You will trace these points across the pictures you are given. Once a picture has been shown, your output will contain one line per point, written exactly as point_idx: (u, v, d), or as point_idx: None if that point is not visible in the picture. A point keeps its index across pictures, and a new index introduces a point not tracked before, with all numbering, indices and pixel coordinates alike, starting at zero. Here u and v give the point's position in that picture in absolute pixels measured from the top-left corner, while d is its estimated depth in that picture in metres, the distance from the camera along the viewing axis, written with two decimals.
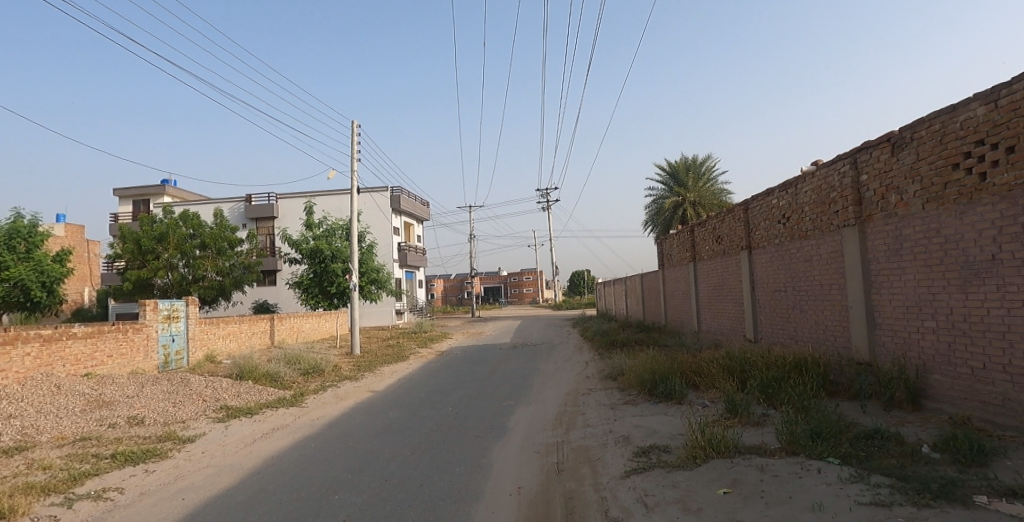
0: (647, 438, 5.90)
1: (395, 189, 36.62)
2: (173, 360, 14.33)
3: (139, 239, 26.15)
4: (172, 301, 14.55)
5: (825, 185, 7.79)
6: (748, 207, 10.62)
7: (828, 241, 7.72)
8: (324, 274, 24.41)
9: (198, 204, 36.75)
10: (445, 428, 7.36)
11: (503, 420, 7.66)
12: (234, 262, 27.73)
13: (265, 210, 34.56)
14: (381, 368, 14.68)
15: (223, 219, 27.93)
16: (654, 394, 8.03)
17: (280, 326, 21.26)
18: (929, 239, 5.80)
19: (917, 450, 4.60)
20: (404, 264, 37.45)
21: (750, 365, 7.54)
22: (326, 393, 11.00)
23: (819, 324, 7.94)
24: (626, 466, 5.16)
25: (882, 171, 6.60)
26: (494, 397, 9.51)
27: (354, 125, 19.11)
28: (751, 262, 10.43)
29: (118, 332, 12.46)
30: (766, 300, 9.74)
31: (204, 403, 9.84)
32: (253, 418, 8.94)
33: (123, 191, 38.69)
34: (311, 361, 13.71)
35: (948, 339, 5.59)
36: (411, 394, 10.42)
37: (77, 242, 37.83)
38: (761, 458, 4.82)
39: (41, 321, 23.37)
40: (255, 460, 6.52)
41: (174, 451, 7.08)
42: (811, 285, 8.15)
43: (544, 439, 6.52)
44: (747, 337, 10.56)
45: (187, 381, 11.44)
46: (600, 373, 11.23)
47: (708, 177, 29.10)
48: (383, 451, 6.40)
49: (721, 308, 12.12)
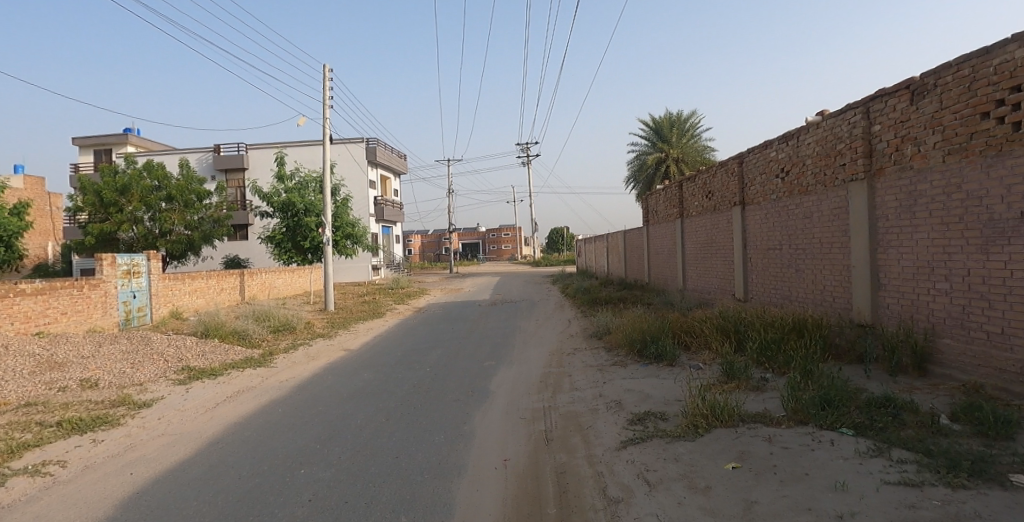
0: (640, 404, 5.52)
1: (371, 140, 35.18)
2: (135, 318, 13.54)
3: (100, 191, 24.64)
4: (132, 256, 13.64)
5: (831, 136, 7.26)
6: (743, 160, 10.11)
7: (830, 197, 7.28)
8: (298, 228, 23.51)
9: (163, 154, 34.88)
10: (422, 391, 6.91)
11: (485, 382, 7.23)
12: (202, 216, 26.54)
13: (234, 160, 32.94)
14: (356, 325, 14.16)
15: (190, 170, 26.43)
16: (644, 355, 7.66)
17: (250, 282, 20.43)
18: (948, 195, 5.38)
19: (933, 421, 4.34)
20: (381, 218, 36.40)
21: (746, 325, 7.19)
22: (298, 353, 10.47)
23: (816, 283, 7.60)
24: (621, 435, 4.78)
25: (897, 121, 6.08)
26: (474, 357, 9.06)
27: (325, 68, 17.86)
28: (744, 219, 10.00)
29: (73, 289, 11.59)
30: (759, 258, 9.37)
31: (166, 364, 9.21)
32: (217, 380, 8.38)
33: (82, 140, 36.50)
34: (281, 318, 13.09)
35: (962, 302, 5.26)
36: (387, 353, 9.93)
37: (36, 194, 35.76)
38: (768, 428, 4.49)
39: None
40: (215, 429, 5.99)
41: (127, 418, 6.50)
42: (810, 243, 7.77)
43: (529, 403, 6.12)
44: (736, 296, 10.27)
45: (148, 340, 10.73)
46: (584, 332, 10.89)
47: (692, 134, 28.47)
48: (356, 417, 5.93)
49: (708, 267, 11.80)
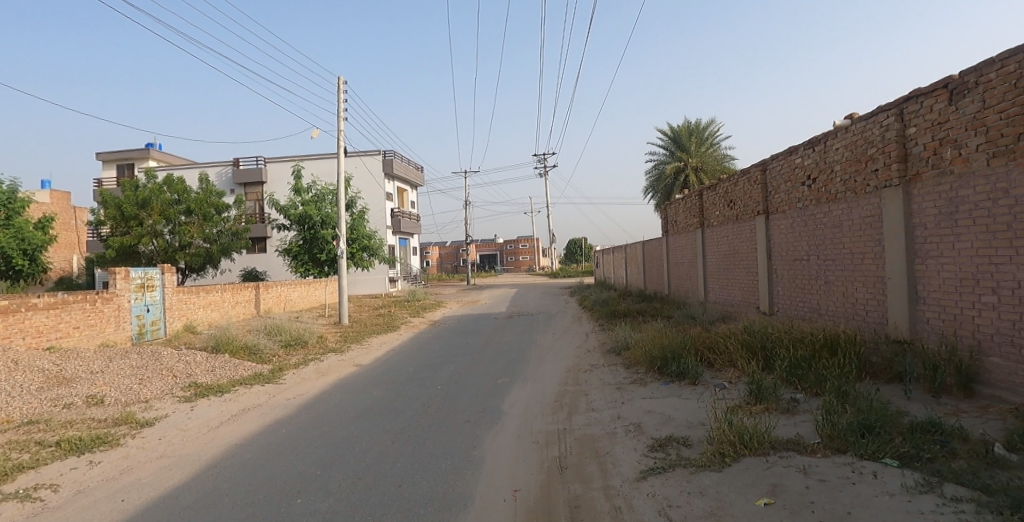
0: (661, 428, 5.16)
1: (387, 153, 35.31)
2: (148, 331, 13.52)
3: (121, 205, 24.99)
4: (146, 269, 13.67)
5: (861, 141, 6.87)
6: (766, 167, 9.71)
7: (862, 205, 6.87)
8: (314, 241, 23.54)
9: (183, 168, 35.43)
10: (431, 410, 6.64)
11: (497, 401, 6.93)
12: (220, 229, 26.78)
13: (252, 174, 33.31)
14: (369, 339, 13.97)
15: (209, 184, 26.74)
16: (664, 373, 7.29)
17: (266, 295, 20.43)
18: (993, 201, 4.96)
19: (987, 450, 3.91)
20: (398, 231, 36.44)
21: (773, 341, 6.78)
22: (307, 368, 10.29)
23: (847, 296, 7.18)
24: (640, 463, 4.43)
25: (935, 122, 5.67)
26: (488, 374, 8.77)
27: (339, 81, 17.88)
28: (768, 228, 9.58)
29: (86, 303, 11.60)
30: (785, 269, 8.94)
31: (173, 380, 9.08)
32: (223, 397, 8.20)
33: (106, 155, 37.30)
34: (293, 332, 12.96)
35: (1012, 317, 4.82)
36: (398, 369, 9.69)
37: (63, 209, 36.61)
38: (802, 457, 4.11)
39: (22, 290, 22.38)
40: (215, 451, 5.77)
41: (128, 438, 6.33)
42: (840, 254, 7.36)
43: (543, 425, 5.79)
44: (761, 310, 9.83)
45: (158, 355, 10.65)
46: (602, 347, 10.53)
47: (712, 142, 27.99)
48: (361, 439, 5.69)
49: (731, 278, 11.36)
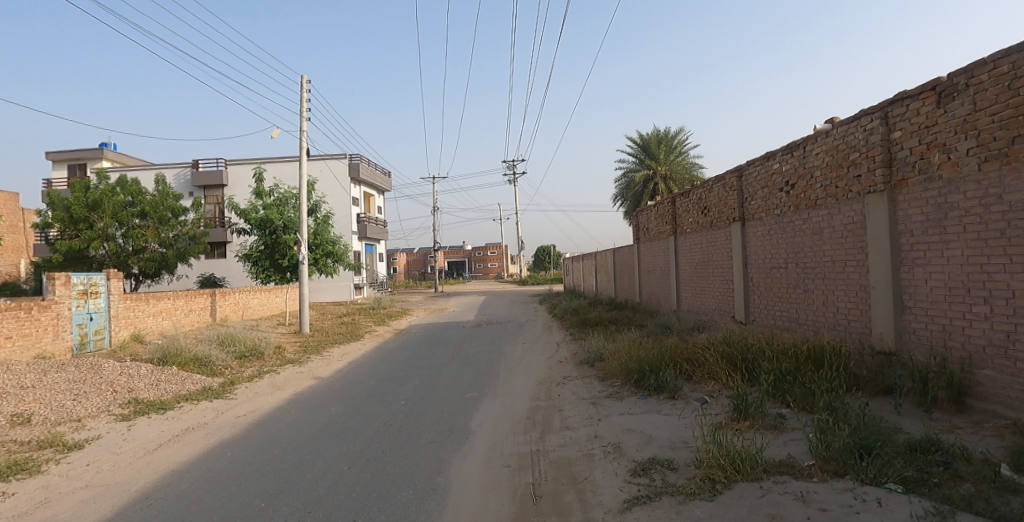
0: (643, 449, 4.77)
1: (353, 156, 34.46)
2: (91, 341, 12.51)
3: (69, 207, 23.49)
4: (89, 275, 12.67)
5: (843, 145, 6.70)
6: (741, 173, 9.55)
7: (843, 211, 6.68)
8: (276, 246, 22.62)
9: (139, 169, 33.80)
10: (393, 430, 6.10)
11: (465, 419, 6.44)
12: (177, 233, 25.52)
13: (212, 176, 31.98)
14: (331, 350, 13.27)
15: (165, 185, 25.45)
16: (642, 386, 6.93)
17: (222, 303, 19.41)
18: (985, 206, 4.77)
19: (994, 473, 3.64)
20: (364, 236, 35.53)
21: (755, 353, 6.50)
22: (263, 381, 9.60)
23: (828, 305, 6.98)
24: (623, 491, 4.02)
25: (923, 126, 5.50)
26: (454, 388, 8.27)
27: (303, 79, 17.14)
28: (744, 235, 9.39)
29: (19, 311, 10.61)
30: (762, 278, 8.74)
31: (112, 396, 8.27)
32: (166, 415, 7.47)
33: (55, 155, 35.36)
34: (248, 342, 12.17)
35: (1006, 329, 4.62)
36: (360, 383, 9.09)
37: (9, 210, 34.45)
38: (798, 483, 3.76)
39: None
40: (149, 479, 5.11)
41: (51, 464, 5.58)
42: (820, 262, 7.16)
43: (514, 447, 5.33)
44: (736, 319, 9.62)
45: (98, 367, 9.76)
46: (575, 358, 10.14)
47: (680, 151, 28.13)
48: (314, 465, 5.10)
49: (705, 286, 11.16)
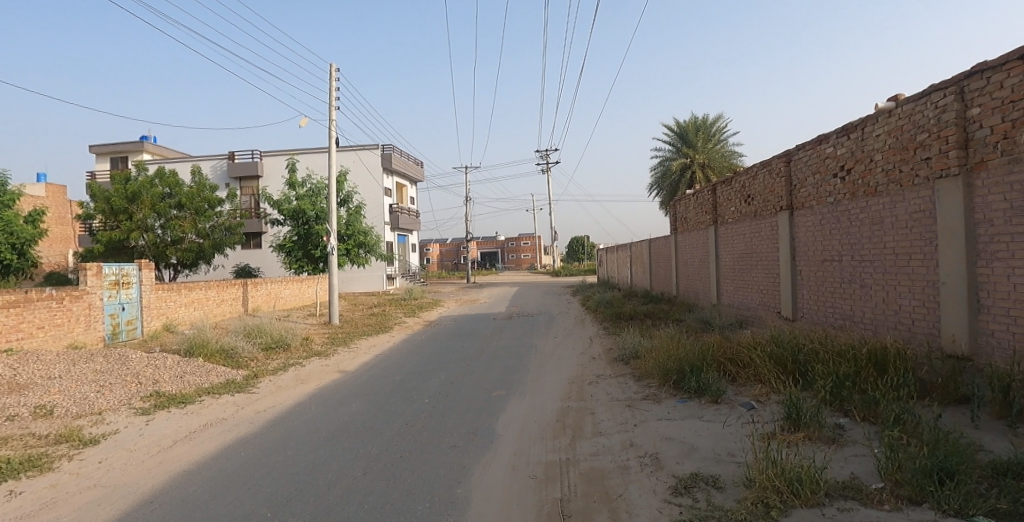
0: (684, 462, 4.31)
1: (385, 147, 34.45)
2: (123, 331, 12.69)
3: (110, 199, 24.09)
4: (121, 265, 12.85)
5: (909, 125, 5.96)
6: (790, 158, 8.86)
7: (908, 199, 5.97)
8: (308, 236, 22.73)
9: (177, 161, 34.59)
10: (415, 431, 5.79)
11: (490, 420, 6.08)
12: (213, 224, 25.97)
13: (247, 167, 32.45)
14: (358, 342, 13.12)
15: (201, 177, 25.86)
16: (681, 388, 6.43)
17: (255, 293, 19.60)
18: None
19: None
20: (396, 227, 35.56)
21: (807, 355, 5.91)
22: (286, 374, 9.47)
23: (889, 302, 6.31)
24: (662, 514, 3.57)
25: (1007, 101, 4.72)
26: (481, 385, 7.93)
27: (331, 68, 16.95)
28: (792, 225, 8.72)
29: (52, 301, 10.76)
30: (812, 271, 8.08)
31: (135, 388, 8.25)
32: (185, 410, 7.37)
33: (99, 148, 36.51)
34: (275, 333, 12.11)
35: None
36: (384, 377, 8.85)
37: (59, 204, 35.93)
38: (867, 512, 3.26)
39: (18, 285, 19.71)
40: (157, 480, 4.92)
41: (64, 461, 5.47)
42: (880, 255, 6.48)
43: (541, 454, 4.93)
44: (784, 315, 8.97)
45: (126, 358, 9.80)
46: (608, 354, 9.68)
47: (719, 138, 27.06)
48: (327, 470, 4.82)
49: (748, 279, 10.51)
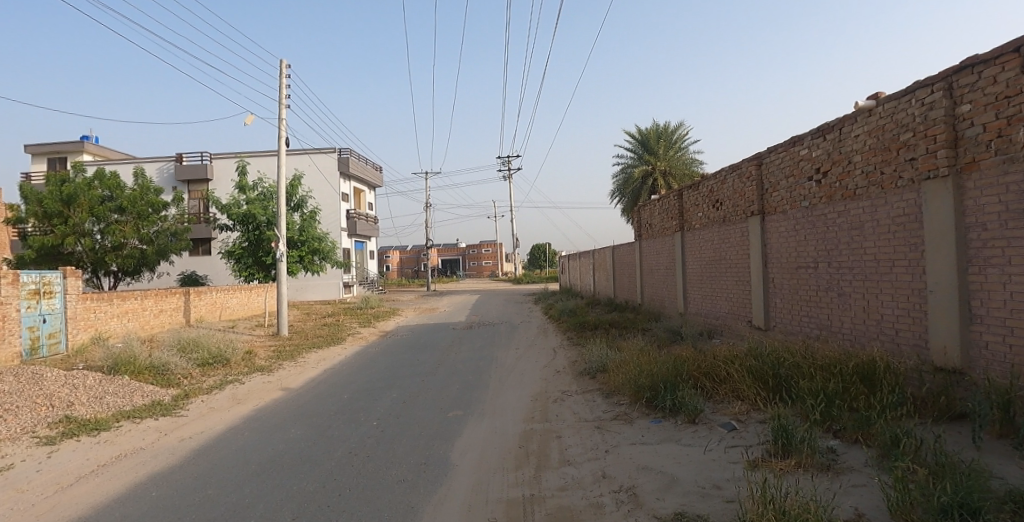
0: (664, 498, 3.78)
1: (343, 150, 33.28)
2: (44, 345, 11.40)
3: (43, 201, 22.16)
4: (42, 273, 11.58)
5: (891, 124, 5.67)
6: (761, 161, 8.58)
7: (890, 202, 5.67)
8: (259, 242, 21.47)
9: (120, 163, 32.52)
10: (359, 463, 5.08)
11: (445, 447, 5.42)
12: (158, 229, 24.36)
13: (196, 170, 30.77)
14: (307, 355, 12.21)
15: (144, 179, 24.22)
16: (654, 407, 5.93)
17: (197, 302, 18.31)
18: None
19: None
20: (354, 233, 34.37)
21: (790, 370, 5.48)
22: (223, 393, 8.57)
23: (870, 312, 5.99)
24: None
25: (1001, 96, 4.42)
26: (437, 404, 7.27)
27: (282, 64, 16.01)
28: (764, 231, 8.42)
29: None
30: (786, 278, 7.76)
31: (44, 412, 7.21)
32: (99, 438, 6.43)
33: (34, 147, 34.04)
34: (214, 348, 11.07)
35: None
36: (331, 396, 8.06)
37: None
38: None
39: None
40: None
41: None
42: (860, 261, 6.16)
43: (503, 490, 4.31)
44: (756, 324, 8.63)
45: (40, 377, 8.68)
46: (573, 368, 9.15)
47: (680, 146, 27.14)
48: (248, 515, 4.05)
49: (717, 287, 10.19)
